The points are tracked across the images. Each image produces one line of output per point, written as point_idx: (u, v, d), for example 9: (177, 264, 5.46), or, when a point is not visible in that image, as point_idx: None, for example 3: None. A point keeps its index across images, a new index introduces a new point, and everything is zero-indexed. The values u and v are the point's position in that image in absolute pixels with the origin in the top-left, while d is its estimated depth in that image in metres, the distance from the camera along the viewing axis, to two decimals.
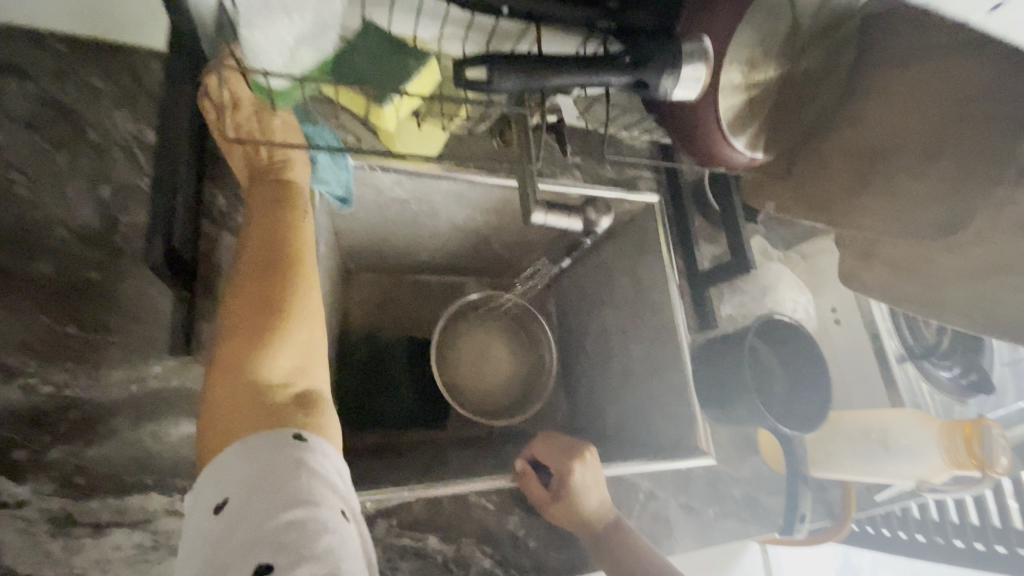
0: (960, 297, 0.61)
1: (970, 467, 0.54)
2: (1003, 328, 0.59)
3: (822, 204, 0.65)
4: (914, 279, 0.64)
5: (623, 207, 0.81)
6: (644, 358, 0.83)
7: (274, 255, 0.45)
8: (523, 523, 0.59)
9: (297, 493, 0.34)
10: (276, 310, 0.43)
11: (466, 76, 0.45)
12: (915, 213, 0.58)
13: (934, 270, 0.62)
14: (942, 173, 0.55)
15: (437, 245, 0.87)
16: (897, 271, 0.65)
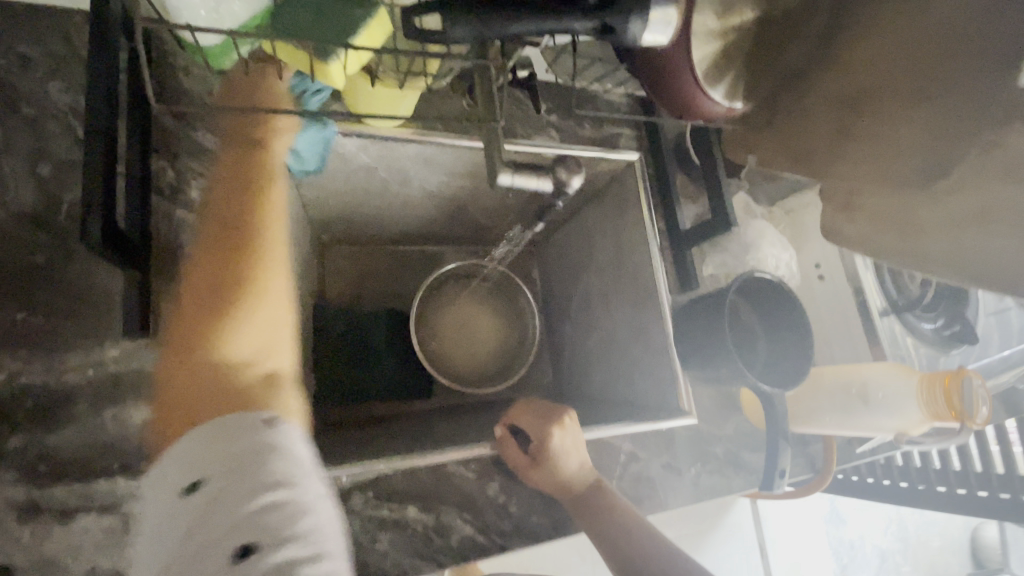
0: (938, 251, 0.49)
1: (948, 418, 0.53)
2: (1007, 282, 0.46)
3: (805, 154, 0.56)
4: (895, 234, 0.51)
5: (602, 167, 0.78)
6: (627, 321, 0.82)
7: (236, 239, 0.47)
8: (503, 489, 0.59)
9: (268, 474, 0.36)
10: (240, 290, 0.45)
11: (418, 24, 0.42)
12: (903, 163, 0.48)
13: (915, 225, 0.50)
14: (944, 109, 0.45)
15: (412, 213, 0.84)
16: (882, 222, 0.52)
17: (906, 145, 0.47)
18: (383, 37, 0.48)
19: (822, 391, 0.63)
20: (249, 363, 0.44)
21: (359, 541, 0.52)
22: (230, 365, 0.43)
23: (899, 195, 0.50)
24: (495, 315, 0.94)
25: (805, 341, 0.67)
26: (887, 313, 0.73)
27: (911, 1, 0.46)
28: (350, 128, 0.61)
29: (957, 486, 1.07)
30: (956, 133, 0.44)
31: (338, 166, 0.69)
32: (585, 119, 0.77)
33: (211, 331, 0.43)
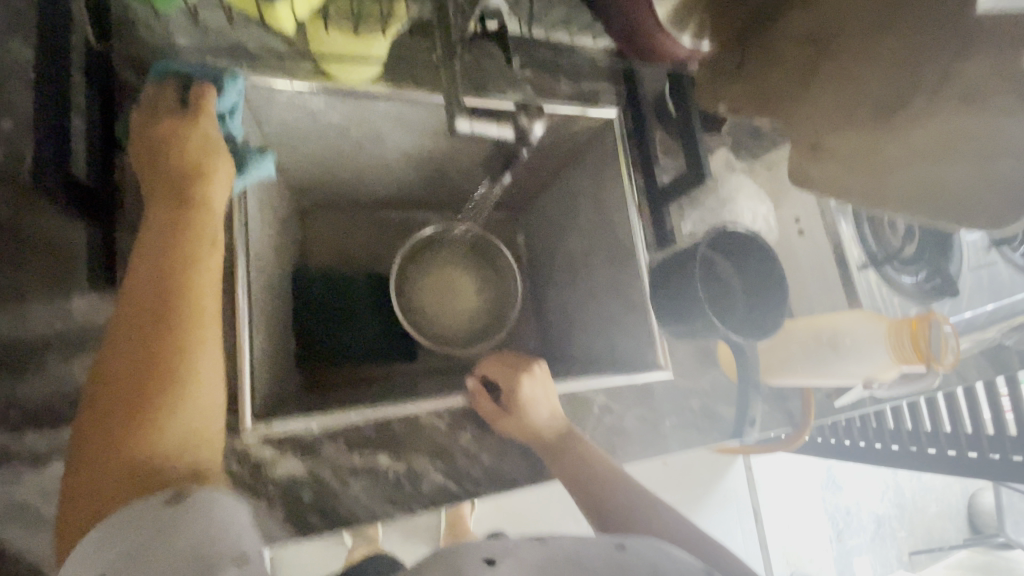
0: (902, 188, 0.51)
1: (914, 361, 0.54)
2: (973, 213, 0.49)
3: (776, 100, 0.60)
4: (861, 172, 0.54)
5: (579, 124, 0.77)
6: (608, 281, 0.82)
7: (159, 305, 0.41)
8: (475, 439, 0.60)
9: (191, 546, 0.33)
10: (161, 367, 0.39)
11: None
12: (861, 99, 0.51)
13: (880, 162, 0.52)
14: (907, 39, 0.47)
15: (390, 176, 0.83)
16: (850, 163, 0.55)
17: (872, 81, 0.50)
18: None
19: (792, 341, 0.63)
20: (175, 453, 0.38)
21: (330, 487, 0.53)
22: (151, 458, 0.37)
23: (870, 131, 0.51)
24: (478, 278, 0.94)
25: (781, 296, 0.67)
26: (867, 268, 0.73)
27: None
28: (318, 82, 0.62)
29: (969, 449, 1.08)
30: (926, 59, 0.46)
31: (307, 125, 0.68)
32: (561, 75, 0.76)
33: (126, 419, 0.37)
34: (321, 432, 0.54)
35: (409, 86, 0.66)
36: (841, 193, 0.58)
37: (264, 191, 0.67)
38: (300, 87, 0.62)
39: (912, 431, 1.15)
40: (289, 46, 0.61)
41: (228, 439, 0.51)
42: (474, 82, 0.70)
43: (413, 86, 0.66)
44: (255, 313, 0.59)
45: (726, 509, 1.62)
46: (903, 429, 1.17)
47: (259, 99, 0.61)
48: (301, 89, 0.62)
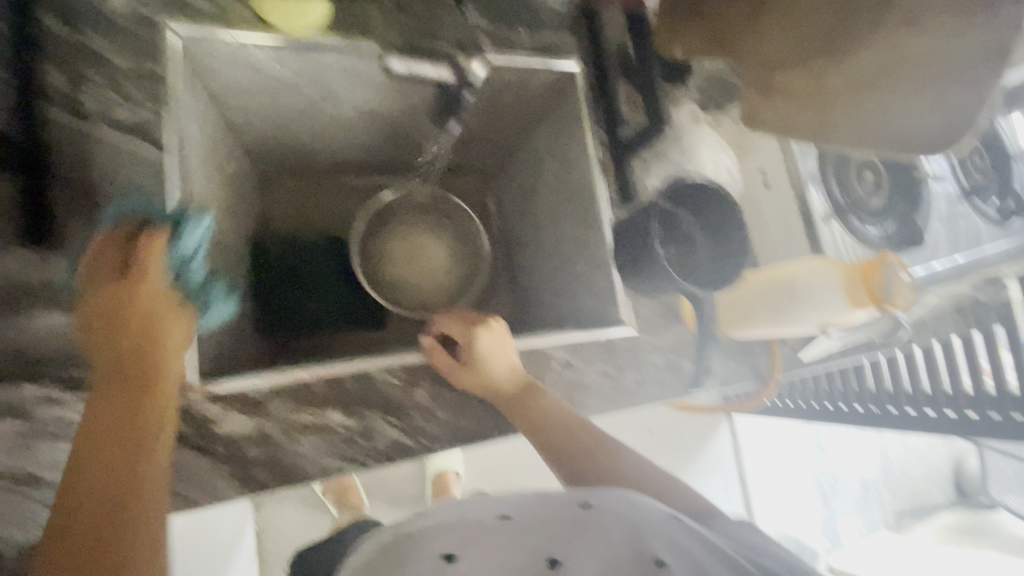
0: (848, 120, 0.54)
1: (868, 306, 0.54)
2: (910, 141, 0.52)
3: (729, 39, 0.59)
4: (811, 110, 0.55)
5: (539, 78, 0.75)
6: (573, 240, 0.81)
7: (120, 439, 0.38)
8: (431, 395, 0.59)
9: None
10: (128, 496, 0.36)
11: None
12: (812, 31, 0.52)
13: (829, 96, 0.53)
14: None
15: (348, 137, 0.81)
16: (797, 101, 0.55)
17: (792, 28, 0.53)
18: None
19: (751, 290, 0.63)
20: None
21: (280, 443, 0.53)
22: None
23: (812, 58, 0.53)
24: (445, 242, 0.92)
25: (744, 245, 0.65)
26: (829, 219, 0.70)
27: None
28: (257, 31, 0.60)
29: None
30: (859, 13, 0.48)
31: (252, 80, 0.66)
32: (520, 25, 0.73)
33: (95, 519, 0.34)
34: (269, 389, 0.53)
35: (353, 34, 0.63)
36: (784, 134, 0.59)
37: (209, 150, 0.65)
38: (244, 38, 0.60)
39: (896, 393, 1.18)
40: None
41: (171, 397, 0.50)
42: (424, 31, 0.66)
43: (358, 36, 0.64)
44: (198, 274, 0.57)
45: (710, 473, 1.64)
46: (886, 390, 1.19)
47: (203, 53, 0.59)
48: (248, 40, 0.60)
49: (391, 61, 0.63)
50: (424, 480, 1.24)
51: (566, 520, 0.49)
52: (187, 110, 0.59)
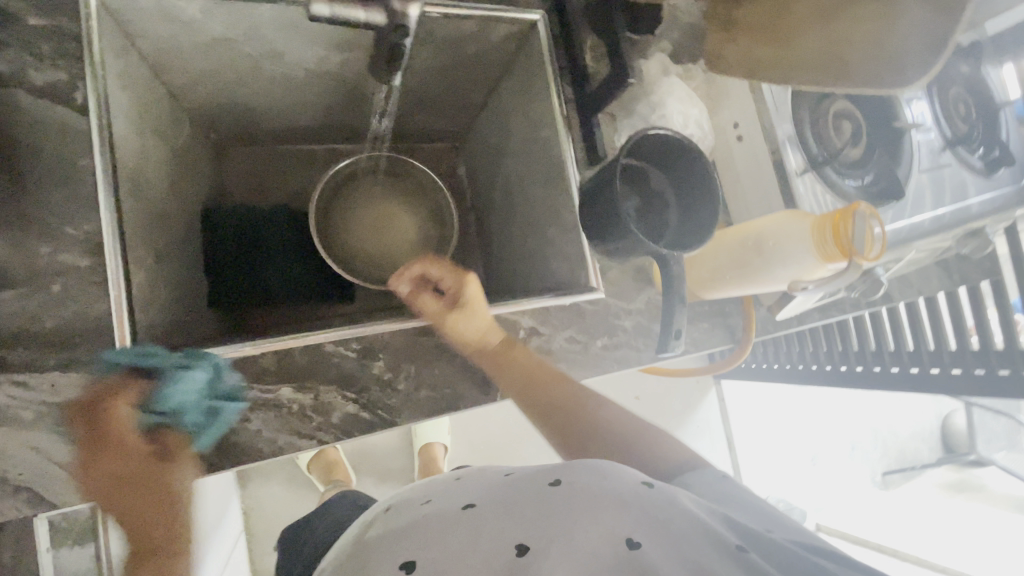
0: (815, 44, 0.57)
1: (838, 259, 0.52)
2: (867, 74, 0.56)
3: None
4: (772, 40, 0.59)
5: (499, 29, 0.70)
6: (541, 203, 0.78)
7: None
8: (388, 368, 0.57)
9: None
10: None
11: None
12: None
13: (794, 23, 0.57)
14: None
15: (300, 100, 0.77)
16: (758, 36, 0.60)
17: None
18: None
19: (720, 247, 0.61)
20: None
21: (228, 422, 0.51)
22: None
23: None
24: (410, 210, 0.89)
25: (711, 200, 0.61)
26: (804, 173, 0.68)
27: None
28: None
29: (930, 365, 1.10)
30: None
31: (184, 36, 0.61)
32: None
33: None
34: (214, 364, 0.51)
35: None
36: (746, 75, 0.62)
37: (142, 115, 0.61)
38: None
39: (878, 350, 1.17)
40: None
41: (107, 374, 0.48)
42: None
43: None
44: (133, 247, 0.54)
45: (698, 438, 1.65)
46: (868, 348, 1.18)
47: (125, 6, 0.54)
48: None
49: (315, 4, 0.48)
50: (411, 454, 1.23)
51: (537, 497, 0.49)
52: (110, 69, 0.54)
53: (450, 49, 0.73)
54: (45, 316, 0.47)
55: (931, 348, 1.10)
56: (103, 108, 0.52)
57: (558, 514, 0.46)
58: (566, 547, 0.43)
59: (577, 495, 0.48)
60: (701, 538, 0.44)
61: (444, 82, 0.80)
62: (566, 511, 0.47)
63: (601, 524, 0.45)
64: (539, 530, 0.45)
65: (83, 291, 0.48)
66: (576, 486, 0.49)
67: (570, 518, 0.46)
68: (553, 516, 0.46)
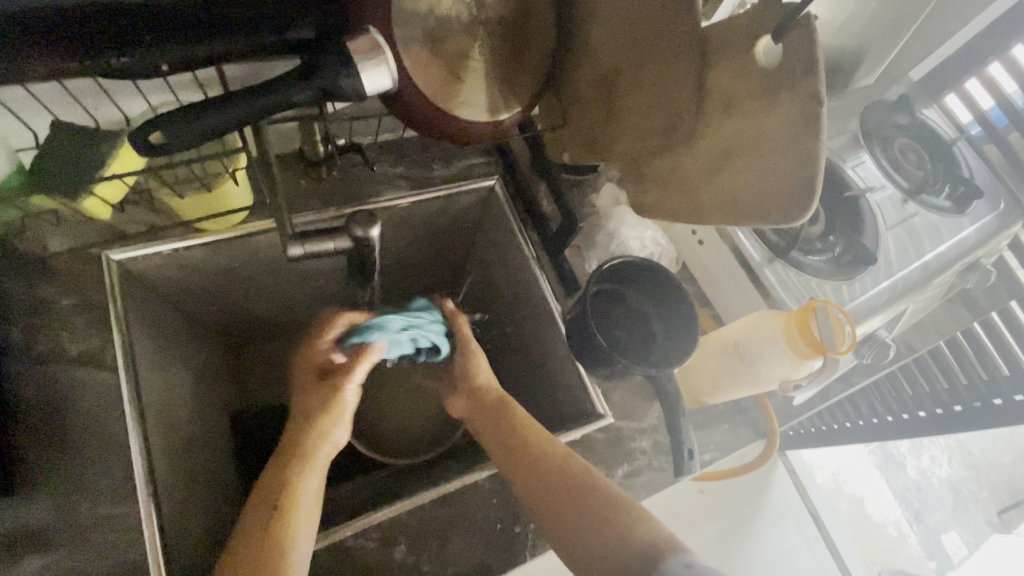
0: (708, 192, 0.52)
1: (811, 356, 0.52)
2: (779, 199, 0.45)
3: (592, 138, 0.64)
4: (677, 192, 0.55)
5: (462, 202, 0.77)
6: (532, 340, 0.79)
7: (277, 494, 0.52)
8: (412, 550, 0.58)
9: None
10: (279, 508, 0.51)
11: (291, 251, 0.52)
12: (668, 132, 0.55)
13: (683, 180, 0.54)
14: (654, 94, 0.55)
15: (306, 297, 0.84)
16: (668, 185, 0.57)
17: (647, 107, 0.56)
18: (140, 161, 0.54)
19: (707, 358, 0.63)
20: None
21: None
22: None
23: (669, 155, 0.55)
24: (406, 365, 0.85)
25: (688, 312, 0.64)
26: (771, 261, 0.71)
27: (591, 16, 0.59)
28: (141, 247, 0.61)
29: (992, 397, 1.02)
30: (676, 126, 0.54)
31: (190, 279, 0.69)
32: (435, 155, 0.75)
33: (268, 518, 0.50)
34: None
35: (212, 230, 0.63)
36: (668, 215, 0.58)
37: (165, 354, 0.67)
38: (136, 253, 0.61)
39: (933, 391, 1.11)
40: (138, 203, 0.63)
41: None
42: (348, 193, 0.70)
43: (220, 230, 0.64)
44: (164, 485, 0.56)
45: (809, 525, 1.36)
46: (922, 391, 1.11)
47: (144, 267, 0.63)
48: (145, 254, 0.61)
49: (291, 249, 0.53)
50: None
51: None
52: (135, 326, 0.61)
53: (424, 225, 0.79)
54: (92, 567, 0.52)
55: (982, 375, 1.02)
56: (126, 359, 0.58)
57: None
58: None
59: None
60: None
61: (427, 250, 0.86)
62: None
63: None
64: None
65: (116, 541, 0.52)
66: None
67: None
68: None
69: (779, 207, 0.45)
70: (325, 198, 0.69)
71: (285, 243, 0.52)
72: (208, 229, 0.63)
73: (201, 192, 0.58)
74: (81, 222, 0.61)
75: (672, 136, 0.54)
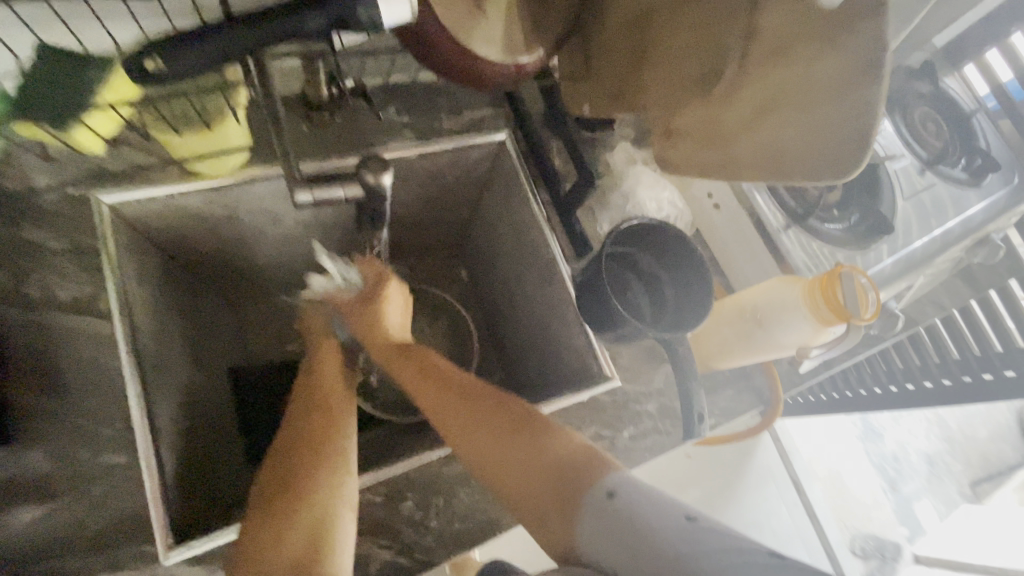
0: (750, 148, 0.50)
1: (834, 323, 0.51)
2: (829, 152, 0.45)
3: (620, 89, 0.61)
4: (712, 145, 0.54)
5: (471, 156, 0.73)
6: (539, 301, 0.78)
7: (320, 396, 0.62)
8: (420, 506, 0.57)
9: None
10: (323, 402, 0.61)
11: (298, 198, 0.49)
12: (704, 80, 0.52)
13: (719, 133, 0.53)
14: (692, 36, 0.52)
15: (304, 251, 0.81)
16: (700, 138, 0.55)
17: (682, 54, 0.53)
18: (131, 91, 0.50)
19: (722, 323, 0.62)
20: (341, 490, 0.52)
21: None
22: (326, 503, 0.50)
23: (701, 105, 0.53)
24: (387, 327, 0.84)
25: (704, 277, 0.63)
26: (788, 228, 0.69)
27: None
28: (133, 189, 0.58)
29: (982, 371, 1.02)
30: (714, 75, 0.51)
31: (185, 226, 0.65)
32: (445, 105, 0.71)
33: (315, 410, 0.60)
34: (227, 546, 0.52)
35: (208, 174, 0.60)
36: (695, 172, 0.57)
37: (160, 305, 0.64)
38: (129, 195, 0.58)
39: (924, 364, 1.10)
40: (134, 144, 0.59)
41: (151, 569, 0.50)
42: (353, 141, 0.66)
43: (217, 174, 0.60)
44: (163, 434, 0.56)
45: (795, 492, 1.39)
46: (913, 364, 1.11)
47: (138, 211, 0.60)
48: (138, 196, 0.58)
49: (299, 196, 0.50)
50: None
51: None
52: (129, 274, 0.58)
53: (431, 179, 0.75)
54: (93, 519, 0.50)
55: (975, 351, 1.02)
56: (120, 306, 0.55)
57: (591, 542, 0.46)
58: (612, 560, 0.44)
59: (635, 504, 0.46)
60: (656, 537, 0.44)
61: (429, 206, 0.83)
62: (605, 533, 0.46)
63: (650, 520, 0.44)
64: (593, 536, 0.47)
65: (116, 494, 0.51)
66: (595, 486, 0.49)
67: (625, 531, 0.45)
68: (605, 535, 0.46)
69: (830, 157, 0.44)
70: (328, 145, 0.65)
71: (291, 189, 0.50)
72: (204, 172, 0.59)
73: (198, 131, 0.55)
74: (68, 160, 0.57)
75: (709, 85, 0.52)
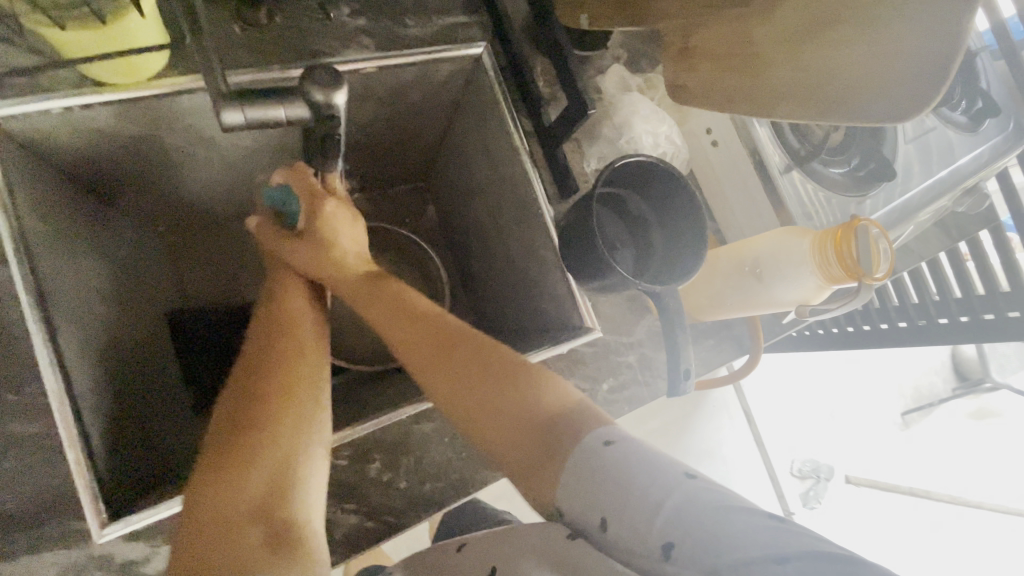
0: (786, 73, 0.47)
1: (845, 279, 0.49)
2: (878, 87, 0.42)
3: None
4: (737, 73, 0.51)
5: (442, 75, 0.63)
6: (517, 243, 0.71)
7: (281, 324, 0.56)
8: (387, 468, 0.53)
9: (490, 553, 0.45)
10: (286, 333, 0.55)
11: (223, 120, 0.41)
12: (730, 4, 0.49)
13: (751, 57, 0.49)
14: None
15: (243, 179, 0.69)
16: (721, 66, 0.52)
17: None
18: None
19: (717, 274, 0.58)
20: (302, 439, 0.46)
21: None
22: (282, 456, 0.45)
23: (735, 27, 0.50)
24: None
25: (697, 224, 0.56)
26: (789, 169, 0.65)
27: None
28: (15, 101, 0.45)
29: (938, 316, 1.01)
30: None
31: (94, 149, 0.53)
32: (410, 9, 0.59)
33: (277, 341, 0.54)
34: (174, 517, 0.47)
35: (116, 86, 0.48)
36: (715, 106, 0.53)
37: (71, 245, 0.53)
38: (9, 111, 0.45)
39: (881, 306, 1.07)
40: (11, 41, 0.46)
41: (83, 546, 0.45)
42: (299, 47, 0.55)
43: (128, 87, 0.48)
44: (87, 397, 0.48)
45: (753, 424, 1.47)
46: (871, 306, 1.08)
47: (25, 130, 0.47)
48: (22, 112, 0.45)
49: (225, 115, 0.41)
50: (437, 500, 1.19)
51: (635, 556, 0.37)
52: (26, 208, 0.47)
53: (394, 99, 0.65)
54: (6, 498, 0.44)
55: (935, 299, 1.01)
56: (19, 247, 0.45)
57: (567, 495, 0.42)
58: (593, 517, 0.40)
59: (633, 452, 0.40)
60: (655, 501, 0.38)
61: (391, 131, 0.73)
62: (593, 479, 0.40)
63: (647, 468, 0.39)
64: (586, 495, 0.41)
65: (31, 468, 0.44)
66: (587, 434, 0.43)
67: (617, 476, 0.39)
68: (591, 481, 0.40)
69: (880, 89, 0.42)
70: (268, 51, 0.54)
71: (213, 106, 0.41)
72: (109, 82, 0.48)
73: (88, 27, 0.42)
74: None
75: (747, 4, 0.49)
